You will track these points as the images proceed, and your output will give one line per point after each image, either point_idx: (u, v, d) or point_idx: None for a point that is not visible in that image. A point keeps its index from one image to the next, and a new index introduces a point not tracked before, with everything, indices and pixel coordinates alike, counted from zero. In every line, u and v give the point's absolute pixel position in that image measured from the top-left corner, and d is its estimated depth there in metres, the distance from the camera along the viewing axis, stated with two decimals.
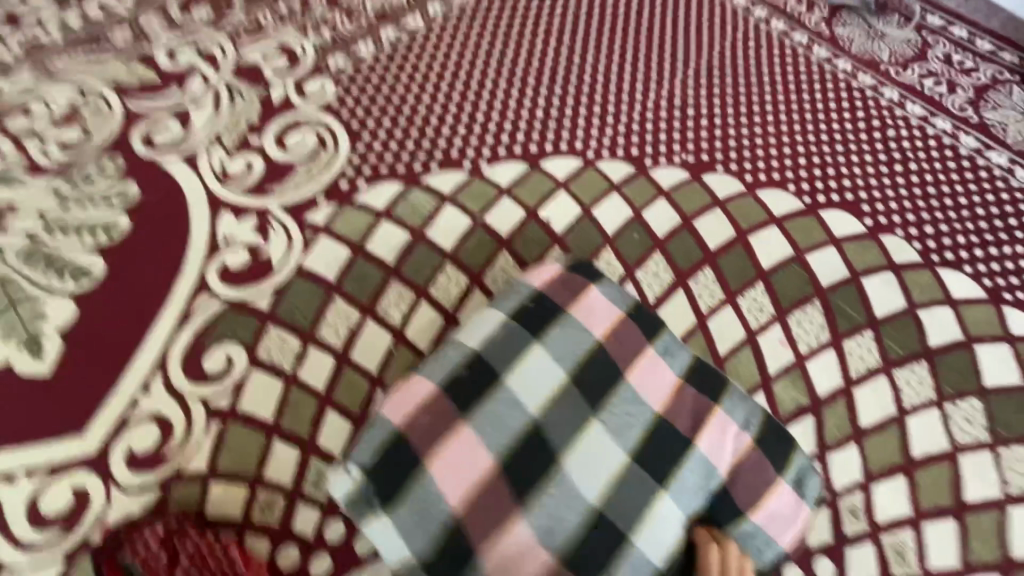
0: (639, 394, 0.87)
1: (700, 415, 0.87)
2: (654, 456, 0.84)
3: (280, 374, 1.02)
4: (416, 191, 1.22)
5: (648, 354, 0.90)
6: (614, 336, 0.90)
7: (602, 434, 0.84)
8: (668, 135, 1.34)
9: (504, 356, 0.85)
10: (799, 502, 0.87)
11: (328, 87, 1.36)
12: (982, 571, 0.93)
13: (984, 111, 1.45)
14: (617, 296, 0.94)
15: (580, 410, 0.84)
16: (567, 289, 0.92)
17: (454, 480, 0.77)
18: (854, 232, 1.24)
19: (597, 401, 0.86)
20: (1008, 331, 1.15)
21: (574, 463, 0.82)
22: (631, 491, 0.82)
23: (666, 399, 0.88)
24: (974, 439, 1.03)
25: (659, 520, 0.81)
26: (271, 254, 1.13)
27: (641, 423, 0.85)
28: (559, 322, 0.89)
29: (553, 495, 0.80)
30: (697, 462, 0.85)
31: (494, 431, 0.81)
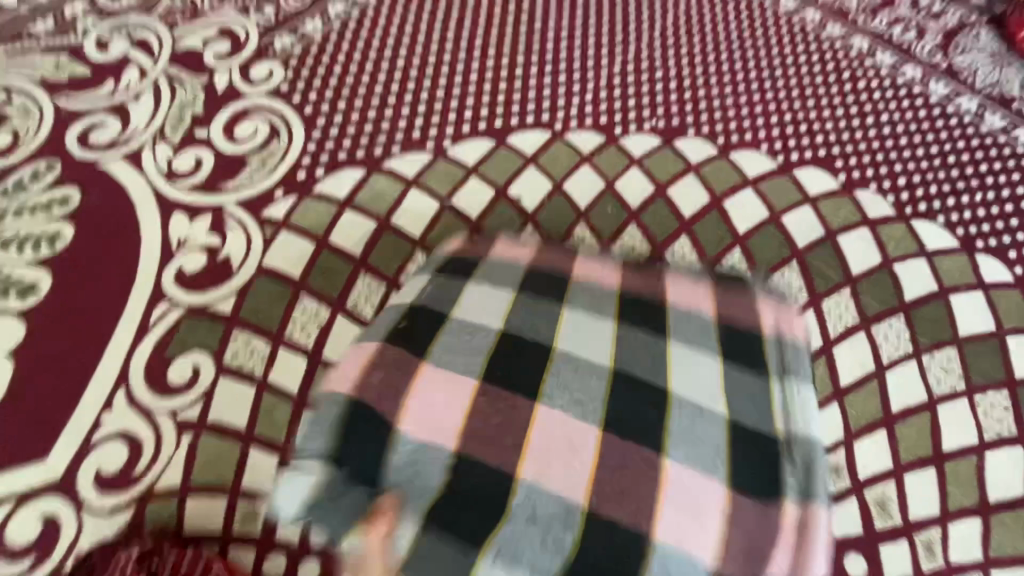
0: (595, 282, 0.88)
1: (659, 279, 0.90)
2: (641, 323, 0.82)
3: (251, 379, 0.98)
4: (379, 177, 1.17)
5: (585, 255, 0.93)
6: (542, 256, 0.92)
7: (580, 314, 0.82)
8: (636, 101, 1.29)
9: (441, 298, 0.84)
10: (775, 301, 0.91)
11: (276, 70, 1.28)
12: (962, 516, 0.95)
13: (953, 56, 1.43)
14: (527, 239, 0.99)
15: (546, 304, 0.83)
16: (480, 245, 0.96)
17: (433, 422, 0.71)
18: (828, 189, 1.23)
19: (557, 295, 0.85)
20: (982, 279, 1.15)
21: (568, 342, 0.78)
22: (642, 356, 0.78)
23: (622, 273, 0.90)
24: (950, 388, 1.04)
25: (684, 368, 0.78)
26: (229, 254, 1.08)
27: (612, 303, 0.85)
28: (484, 265, 0.90)
29: (563, 382, 0.74)
30: (684, 309, 0.85)
31: (459, 347, 0.77)
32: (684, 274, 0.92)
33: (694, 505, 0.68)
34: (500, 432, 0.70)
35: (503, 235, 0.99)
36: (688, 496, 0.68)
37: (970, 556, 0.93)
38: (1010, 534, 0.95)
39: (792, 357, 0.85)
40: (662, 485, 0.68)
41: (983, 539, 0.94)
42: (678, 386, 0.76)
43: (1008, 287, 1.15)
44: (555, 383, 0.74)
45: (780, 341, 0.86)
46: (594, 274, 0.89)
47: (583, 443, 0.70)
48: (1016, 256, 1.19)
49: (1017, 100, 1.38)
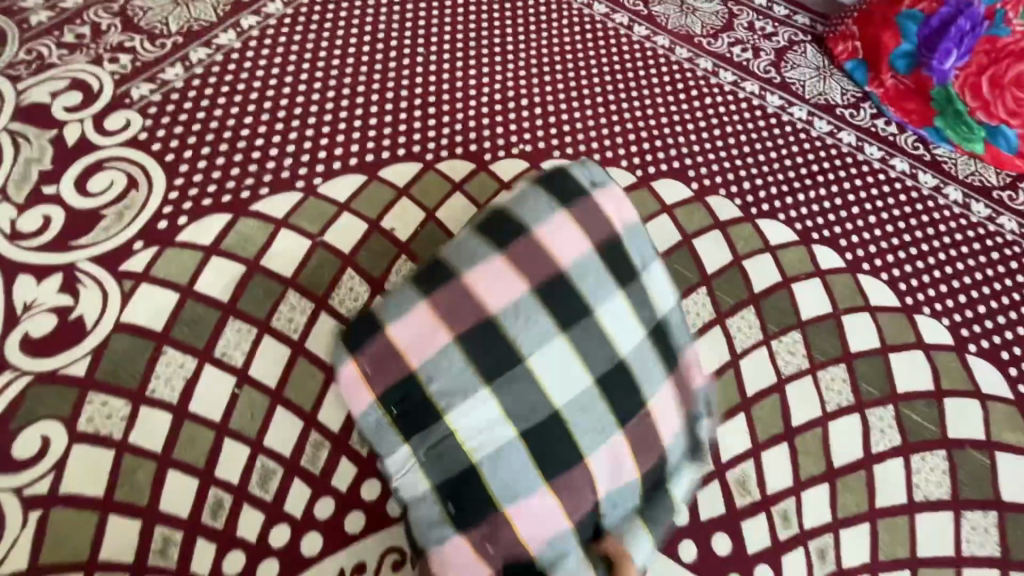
0: (512, 304, 0.89)
1: (536, 250, 0.93)
2: (566, 313, 0.90)
3: (108, 443, 0.93)
4: (246, 220, 1.16)
5: (475, 282, 0.90)
6: (446, 317, 0.87)
7: (544, 351, 0.88)
8: (504, 128, 1.36)
9: (440, 452, 0.83)
10: (603, 194, 1.00)
11: (133, 119, 1.25)
12: (812, 484, 1.05)
13: (784, 71, 1.61)
14: (407, 300, 0.89)
15: (511, 368, 0.86)
16: (385, 362, 0.86)
17: (551, 521, 0.83)
18: (683, 197, 1.34)
19: (509, 354, 0.87)
20: (818, 267, 1.29)
21: (544, 373, 0.87)
22: (603, 353, 0.90)
23: (523, 276, 0.90)
24: (796, 368, 1.15)
25: (614, 325, 0.92)
26: (83, 313, 1.03)
27: (538, 312, 0.89)
28: (420, 383, 0.85)
29: (580, 424, 0.87)
30: (578, 267, 0.93)
31: (504, 469, 0.83)
32: (543, 227, 0.95)
33: (672, 412, 0.93)
34: (582, 496, 0.85)
35: (381, 324, 0.87)
36: (668, 417, 0.93)
37: (821, 520, 1.02)
38: (853, 495, 1.05)
39: (638, 236, 1.01)
40: (660, 424, 0.92)
41: (831, 502, 1.04)
42: (623, 343, 0.92)
43: (840, 272, 1.29)
44: (572, 420, 0.87)
45: (626, 226, 1.00)
46: (513, 295, 0.90)
47: (622, 466, 0.88)
48: (846, 243, 1.34)
49: (840, 106, 1.57)
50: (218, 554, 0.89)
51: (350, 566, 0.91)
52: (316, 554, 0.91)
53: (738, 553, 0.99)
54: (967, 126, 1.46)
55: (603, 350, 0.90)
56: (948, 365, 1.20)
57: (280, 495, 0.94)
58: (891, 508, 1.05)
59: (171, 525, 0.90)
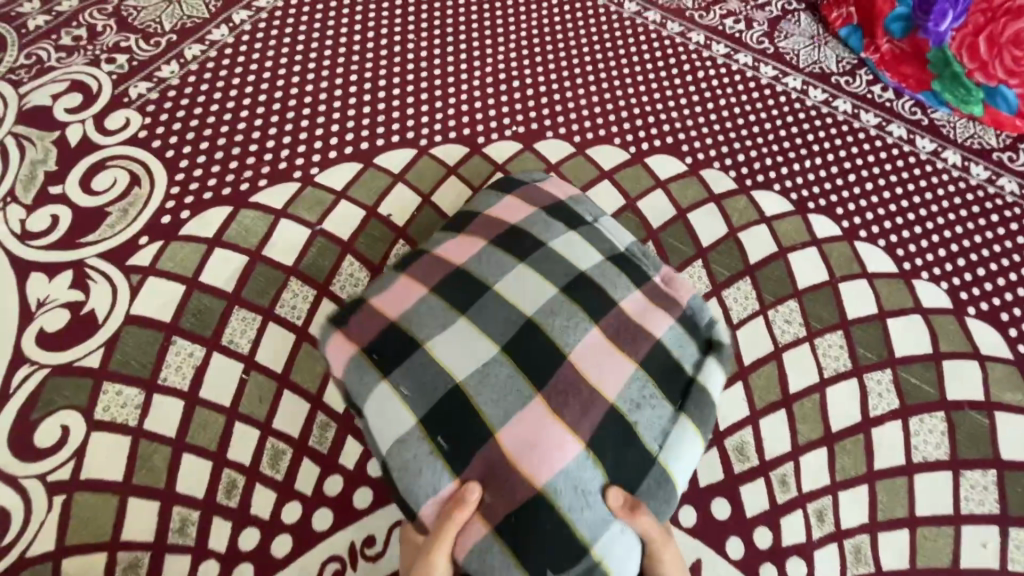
0: (473, 254, 0.97)
1: (489, 219, 1.02)
2: (521, 249, 0.97)
3: (125, 429, 0.97)
4: (246, 212, 1.18)
5: (442, 254, 0.99)
6: (416, 279, 0.95)
7: (506, 279, 0.93)
8: (496, 111, 1.37)
9: (422, 377, 0.86)
10: (546, 181, 1.10)
11: (132, 118, 1.27)
12: (810, 449, 1.06)
13: (778, 41, 1.59)
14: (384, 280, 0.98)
15: (474, 298, 0.91)
16: (369, 321, 0.93)
17: (549, 432, 0.81)
18: (677, 172, 1.34)
19: (474, 289, 0.93)
20: (815, 236, 1.29)
21: (506, 295, 0.91)
22: (560, 271, 0.94)
23: (478, 239, 0.99)
24: (793, 336, 1.16)
25: (568, 247, 0.97)
26: (95, 307, 1.07)
27: (498, 253, 0.96)
28: (399, 327, 0.91)
29: (554, 328, 0.88)
30: (528, 220, 1.01)
31: (489, 385, 0.84)
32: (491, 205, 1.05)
33: (650, 312, 0.93)
34: (580, 402, 0.83)
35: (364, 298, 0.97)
36: (647, 317, 0.92)
37: (819, 482, 1.04)
38: (851, 457, 1.06)
39: (584, 201, 1.07)
40: (637, 320, 0.91)
41: (830, 465, 1.05)
42: (582, 261, 0.95)
43: (837, 241, 1.29)
44: (546, 328, 0.88)
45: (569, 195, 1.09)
46: (473, 249, 0.98)
47: (611, 364, 0.87)
48: (843, 212, 1.34)
49: (835, 74, 1.56)
50: (234, 531, 0.93)
51: (360, 540, 0.95)
52: (327, 529, 0.95)
53: (737, 516, 1.01)
54: (966, 88, 1.45)
55: (559, 269, 0.94)
56: (947, 329, 1.20)
57: (291, 474, 0.97)
58: (889, 469, 1.06)
59: (188, 505, 0.94)
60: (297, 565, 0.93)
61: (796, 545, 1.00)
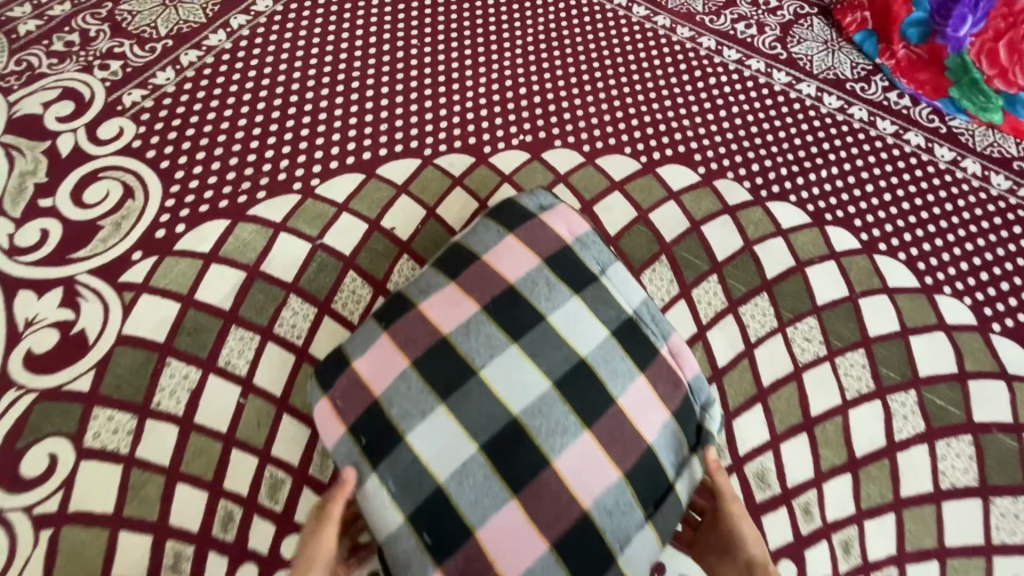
0: (464, 321, 0.86)
1: (486, 272, 0.91)
2: (517, 321, 0.86)
3: (116, 458, 0.92)
4: (244, 226, 1.14)
5: (431, 309, 0.88)
6: (404, 345, 0.85)
7: (498, 364, 0.83)
8: (503, 119, 1.33)
9: (408, 475, 0.78)
10: (552, 214, 0.98)
11: (126, 126, 1.23)
12: (833, 475, 1.02)
13: (791, 46, 1.55)
14: (368, 335, 0.88)
15: (461, 382, 0.81)
16: (352, 393, 0.84)
17: (525, 540, 0.75)
18: (690, 182, 1.30)
19: (462, 368, 0.82)
20: (833, 248, 1.25)
21: (497, 383, 0.81)
22: (558, 356, 0.84)
23: (471, 299, 0.88)
24: (813, 355, 1.11)
25: (569, 324, 0.86)
26: (85, 327, 1.02)
27: (490, 324, 0.86)
28: (382, 407, 0.82)
29: (544, 430, 0.79)
30: (527, 279, 0.90)
31: (471, 486, 0.77)
32: (491, 249, 0.93)
33: (650, 408, 0.84)
34: (558, 511, 0.76)
35: (347, 359, 0.87)
36: (644, 415, 0.83)
37: (844, 511, 0.99)
38: (876, 484, 1.02)
39: (592, 245, 0.96)
40: (634, 419, 0.82)
41: (854, 493, 1.01)
42: (582, 343, 0.85)
43: (856, 253, 1.25)
44: (538, 432, 0.79)
45: (578, 237, 0.96)
46: (464, 314, 0.87)
47: (602, 472, 0.78)
48: (861, 224, 1.29)
49: (850, 80, 1.51)
50: (230, 566, 0.89)
51: None
52: None
53: None
54: (984, 95, 1.42)
55: (557, 353, 0.84)
56: (972, 347, 1.16)
57: (291, 505, 0.93)
58: (916, 496, 1.02)
59: (182, 539, 0.89)
60: None
61: None
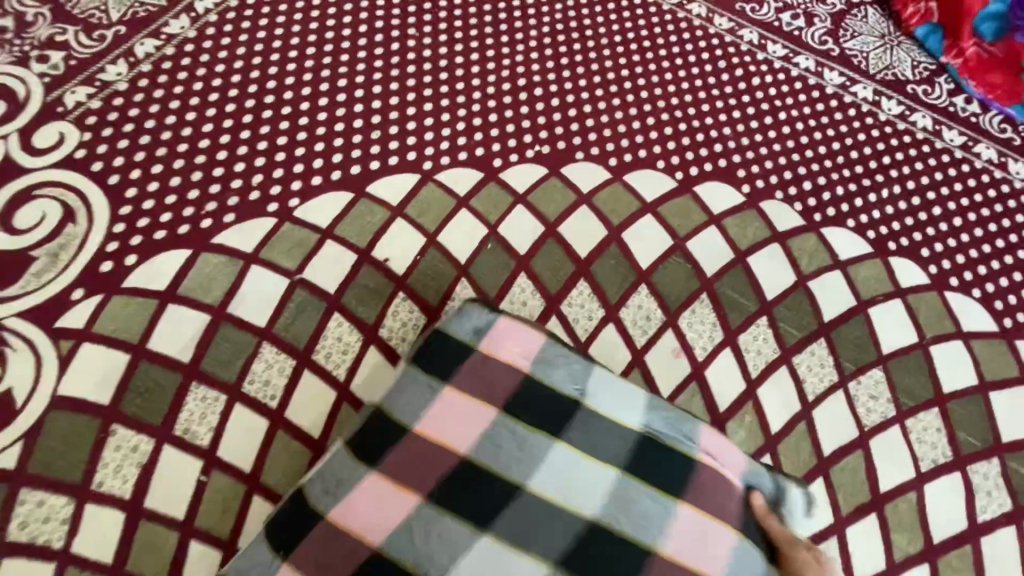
0: (472, 442, 0.66)
1: (481, 374, 0.70)
2: (532, 441, 0.66)
3: (47, 554, 0.76)
4: (208, 257, 0.95)
5: (429, 426, 0.66)
6: (402, 477, 0.63)
7: (513, 506, 0.62)
8: (516, 126, 1.13)
9: None
10: (495, 333, 0.72)
11: (68, 133, 1.03)
12: (908, 566, 0.86)
13: (844, 41, 1.34)
14: (339, 473, 0.65)
15: (469, 536, 0.60)
16: (330, 566, 0.60)
17: None
18: (733, 204, 1.11)
19: (469, 516, 0.62)
20: (898, 284, 1.07)
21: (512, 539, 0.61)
22: (559, 530, 0.61)
23: (474, 410, 0.67)
24: (881, 416, 0.95)
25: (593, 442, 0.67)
26: (12, 385, 0.84)
27: (501, 450, 0.65)
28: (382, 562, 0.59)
29: None
30: (537, 365, 0.71)
31: None
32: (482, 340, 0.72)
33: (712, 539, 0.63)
34: None
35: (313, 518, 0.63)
36: (703, 554, 0.62)
37: None
38: None
39: (560, 357, 0.72)
40: (694, 565, 0.61)
41: None
42: (588, 501, 0.63)
43: (924, 290, 1.08)
44: None
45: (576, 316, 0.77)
46: (471, 431, 0.66)
47: None
48: (929, 254, 1.12)
49: (911, 82, 1.31)
50: None
51: None
52: None
53: None
54: None
55: (557, 521, 0.62)
56: None
57: None
58: None
59: None
60: None
61: None
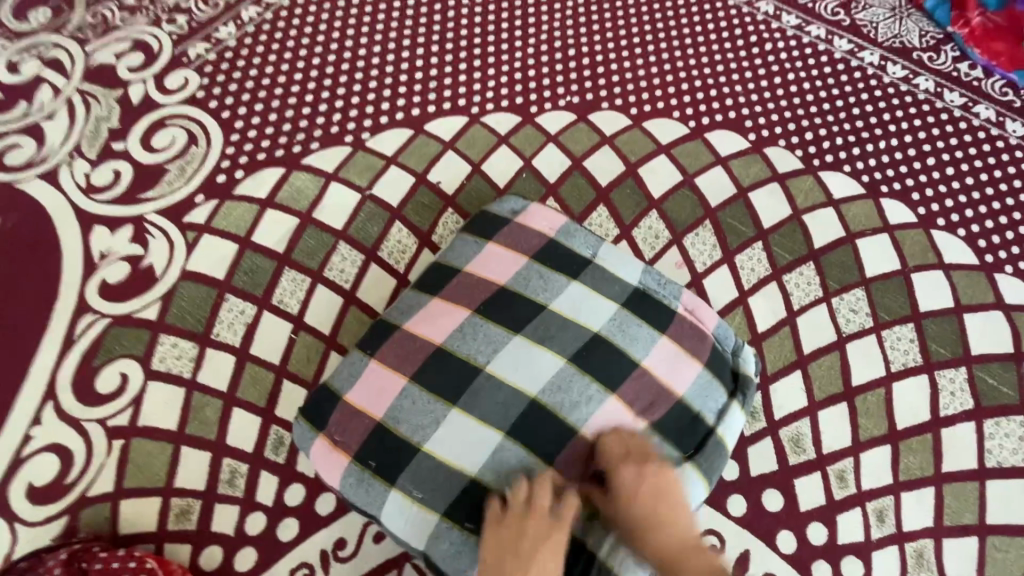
0: (510, 280, 0.93)
1: (518, 241, 0.97)
2: (554, 284, 0.93)
3: (179, 381, 1.00)
4: (298, 174, 1.18)
5: (480, 266, 0.95)
6: (464, 302, 0.91)
7: (537, 325, 0.89)
8: (551, 80, 1.32)
9: (462, 435, 0.84)
10: (529, 215, 1.00)
11: (191, 78, 1.28)
12: (871, 445, 1.01)
13: (855, 13, 1.45)
14: (416, 301, 0.94)
15: (506, 338, 0.88)
16: (407, 355, 0.88)
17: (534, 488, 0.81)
18: (739, 149, 1.27)
19: (507, 327, 0.89)
20: (887, 222, 1.20)
21: (535, 345, 0.88)
22: (569, 338, 0.89)
23: (513, 263, 0.94)
24: (859, 326, 1.09)
25: (596, 289, 0.93)
26: (152, 262, 1.09)
27: (533, 286, 0.92)
28: (448, 353, 0.88)
29: (573, 399, 0.85)
30: (560, 237, 0.98)
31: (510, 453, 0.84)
32: (521, 219, 1.00)
33: (675, 363, 0.90)
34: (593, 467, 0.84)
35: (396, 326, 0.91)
36: (671, 369, 0.89)
37: (881, 481, 0.99)
38: (917, 458, 1.01)
39: (577, 233, 0.99)
40: (663, 374, 0.89)
41: (892, 464, 1.00)
42: (592, 321, 0.90)
43: (912, 228, 1.20)
44: (563, 407, 0.85)
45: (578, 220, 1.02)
46: (511, 273, 0.94)
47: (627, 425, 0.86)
48: (920, 198, 1.24)
49: (918, 49, 1.42)
50: (281, 485, 0.96)
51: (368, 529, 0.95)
52: None
53: (790, 510, 0.97)
54: None
55: (570, 335, 0.89)
56: None
57: (292, 458, 0.97)
58: (957, 473, 1.00)
59: (237, 458, 0.97)
60: (338, 525, 0.95)
61: (853, 544, 0.96)
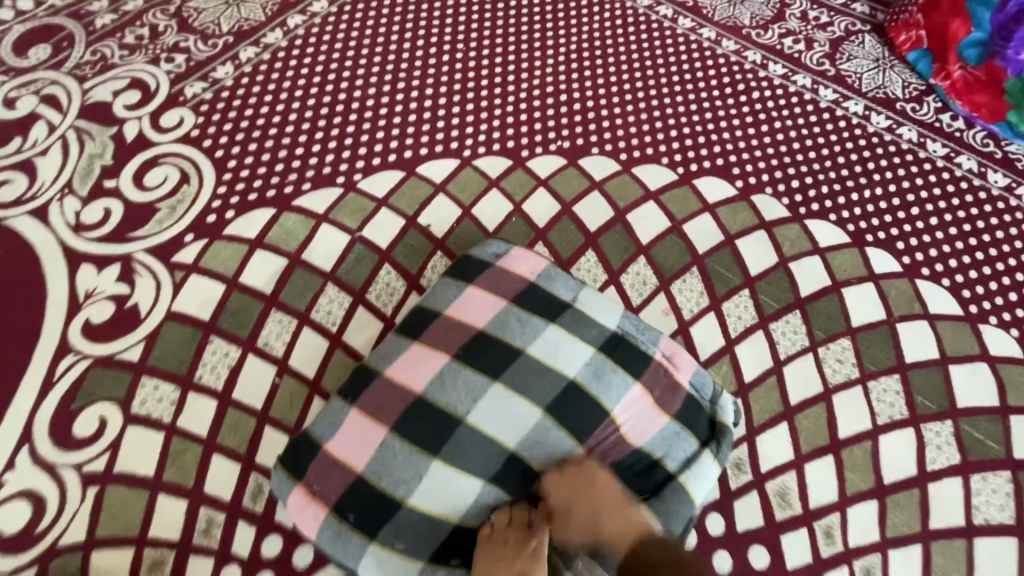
0: (490, 326, 0.94)
1: (498, 286, 0.98)
2: (533, 331, 0.93)
3: (159, 425, 0.99)
4: (289, 215, 1.19)
5: (460, 311, 0.96)
6: (443, 349, 0.92)
7: (515, 372, 0.90)
8: (543, 125, 1.35)
9: (439, 485, 0.84)
10: (510, 259, 1.01)
11: (187, 117, 1.30)
12: (858, 500, 1.00)
13: (840, 63, 1.50)
14: (397, 347, 0.94)
15: (484, 386, 0.89)
16: (386, 403, 0.88)
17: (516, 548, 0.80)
18: (726, 196, 1.29)
19: (485, 374, 0.89)
20: (872, 271, 1.22)
21: (512, 395, 0.88)
22: (546, 386, 0.89)
23: (493, 308, 0.95)
24: (845, 377, 1.09)
25: (573, 336, 0.93)
26: (138, 302, 1.09)
27: (512, 332, 0.93)
28: (427, 401, 0.88)
29: (548, 447, 0.86)
30: (541, 281, 0.99)
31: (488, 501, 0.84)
32: (502, 264, 1.01)
33: (648, 412, 0.91)
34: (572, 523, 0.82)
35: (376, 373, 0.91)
36: (644, 418, 0.90)
37: (868, 538, 0.98)
38: (904, 514, 1.00)
39: (557, 277, 1.00)
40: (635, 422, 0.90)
41: (880, 520, 0.99)
42: (569, 368, 0.91)
43: (897, 278, 1.21)
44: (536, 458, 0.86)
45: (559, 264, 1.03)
46: (491, 319, 0.94)
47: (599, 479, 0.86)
48: (904, 247, 1.26)
49: (900, 100, 1.46)
50: (258, 535, 0.94)
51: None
52: None
53: (777, 568, 0.95)
54: None
55: (547, 384, 0.89)
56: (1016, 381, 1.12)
57: (270, 506, 0.95)
58: (946, 530, 0.99)
59: (214, 507, 0.95)
60: None
61: None
